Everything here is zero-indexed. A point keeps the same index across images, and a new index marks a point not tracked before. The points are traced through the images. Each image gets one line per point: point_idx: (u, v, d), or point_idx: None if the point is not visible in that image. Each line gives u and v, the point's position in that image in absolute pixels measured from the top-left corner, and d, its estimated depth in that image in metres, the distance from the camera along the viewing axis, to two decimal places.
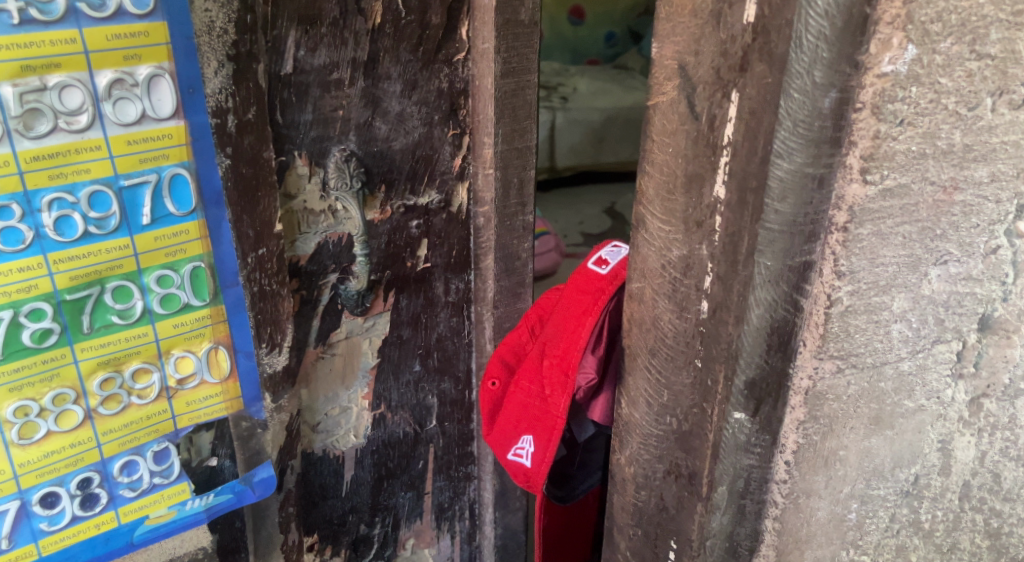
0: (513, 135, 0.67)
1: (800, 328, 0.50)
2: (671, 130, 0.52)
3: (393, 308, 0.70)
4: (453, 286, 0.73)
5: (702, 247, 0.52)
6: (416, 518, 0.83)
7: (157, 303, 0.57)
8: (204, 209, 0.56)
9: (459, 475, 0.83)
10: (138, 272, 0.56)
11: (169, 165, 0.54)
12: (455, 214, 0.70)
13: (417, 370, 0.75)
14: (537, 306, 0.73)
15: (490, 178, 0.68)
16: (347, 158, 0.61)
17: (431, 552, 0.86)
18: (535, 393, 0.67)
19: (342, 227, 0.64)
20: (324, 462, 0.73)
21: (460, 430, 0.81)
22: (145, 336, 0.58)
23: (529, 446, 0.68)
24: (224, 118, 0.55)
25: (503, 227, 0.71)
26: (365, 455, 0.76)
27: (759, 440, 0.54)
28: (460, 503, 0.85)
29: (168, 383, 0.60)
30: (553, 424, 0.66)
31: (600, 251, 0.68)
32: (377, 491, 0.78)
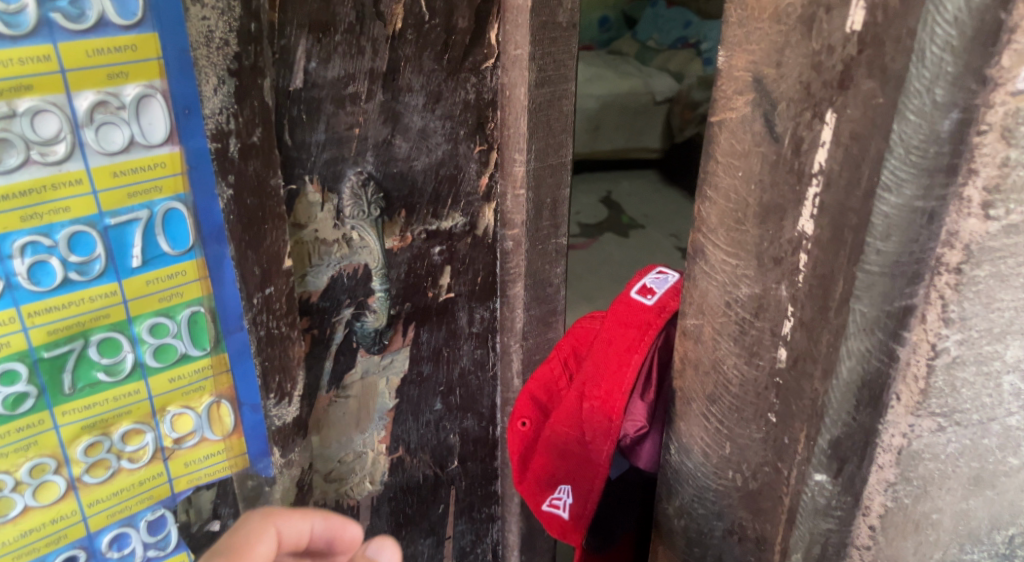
0: (547, 151, 0.61)
1: (893, 379, 0.43)
2: (743, 152, 0.45)
3: (413, 343, 0.64)
4: (478, 315, 0.66)
5: (780, 287, 0.45)
6: None
7: (150, 356, 0.51)
8: (203, 246, 0.50)
9: (482, 515, 0.78)
10: (128, 321, 0.49)
11: (162, 199, 0.48)
12: (481, 237, 0.63)
13: (438, 408, 0.69)
14: (571, 335, 0.67)
15: (521, 200, 0.62)
16: (364, 182, 0.55)
17: None
18: (574, 439, 0.61)
19: (358, 258, 0.58)
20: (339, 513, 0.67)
21: (483, 469, 0.75)
22: (137, 392, 0.51)
23: (568, 496, 0.63)
24: (225, 142, 0.48)
25: (535, 251, 0.65)
26: (382, 503, 0.70)
27: (840, 503, 0.47)
28: (482, 545, 0.80)
29: (163, 443, 0.54)
30: (595, 473, 0.60)
31: (643, 279, 0.62)
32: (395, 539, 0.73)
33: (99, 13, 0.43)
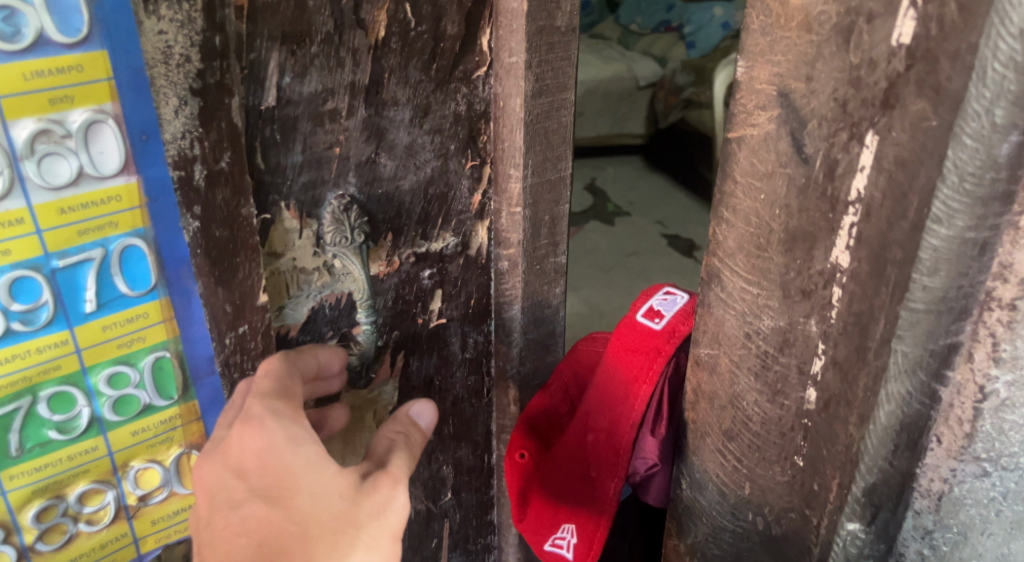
0: (545, 165, 0.56)
1: (934, 422, 0.39)
2: (767, 173, 0.41)
3: (402, 372, 0.60)
4: (471, 339, 0.63)
5: (809, 323, 0.41)
6: None
7: (109, 408, 0.49)
8: (167, 286, 0.48)
9: (478, 547, 0.74)
10: (83, 371, 0.48)
11: (118, 235, 0.45)
12: (474, 257, 0.59)
13: (431, 440, 0.65)
14: (570, 359, 0.64)
15: (518, 219, 0.57)
16: (346, 206, 0.51)
17: None
18: (579, 474, 0.59)
19: (340, 286, 0.53)
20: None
21: (479, 499, 0.71)
22: (95, 449, 0.50)
23: (572, 534, 0.60)
24: (189, 169, 0.44)
25: (532, 272, 0.60)
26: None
27: (873, 551, 0.43)
28: None
29: (126, 501, 0.53)
30: (601, 511, 0.58)
31: (649, 300, 0.58)
32: None
33: (38, 30, 0.40)
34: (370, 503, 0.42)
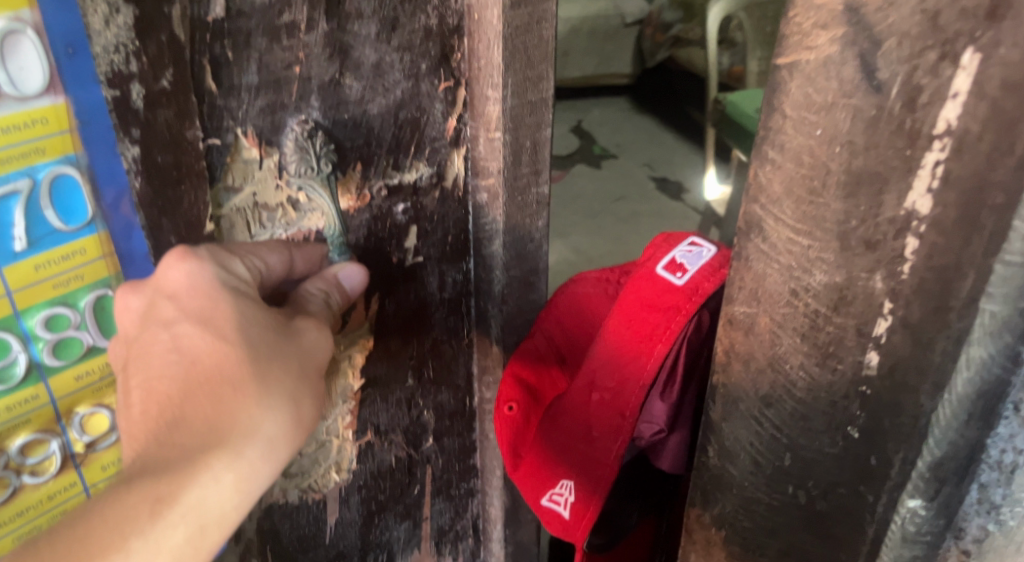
0: (527, 86, 0.50)
1: (1013, 387, 0.36)
2: (826, 105, 0.35)
3: (378, 316, 0.56)
4: (450, 279, 0.59)
5: (873, 278, 0.36)
6: (413, 549, 0.70)
7: (49, 354, 0.45)
8: (105, 218, 0.44)
9: (461, 491, 0.70)
10: (16, 317, 0.43)
11: (46, 163, 0.41)
12: (450, 190, 0.55)
13: (411, 385, 0.61)
14: (557, 306, 0.60)
15: (497, 145, 0.51)
16: (310, 132, 0.48)
17: None
18: (579, 433, 0.54)
19: (306, 224, 0.51)
20: (299, 509, 0.61)
21: (461, 445, 0.67)
22: (37, 397, 0.45)
23: (570, 491, 0.56)
24: (126, 88, 0.41)
25: (514, 205, 0.54)
26: (353, 494, 0.63)
27: (933, 528, 0.40)
28: (461, 523, 0.72)
29: (73, 450, 0.47)
30: (602, 474, 0.54)
31: (672, 251, 0.53)
32: (368, 529, 0.65)
33: None
34: (297, 340, 0.44)
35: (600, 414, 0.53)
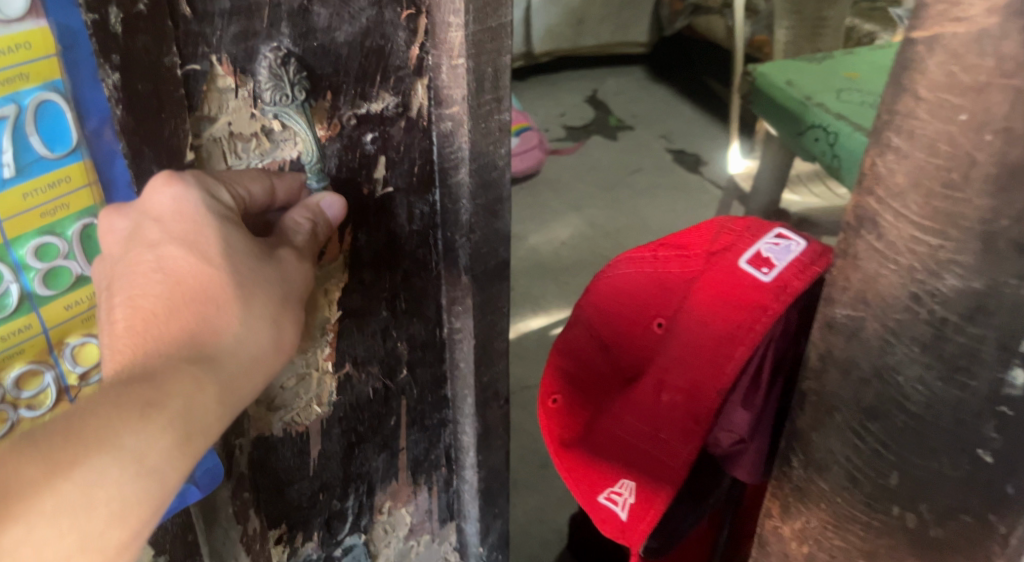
0: (486, 10, 0.65)
1: None
2: (976, 86, 0.41)
3: (352, 245, 0.71)
4: (417, 209, 0.74)
5: (1006, 239, 0.42)
6: (392, 479, 0.89)
7: (40, 283, 0.56)
8: (86, 145, 0.55)
9: (433, 423, 0.89)
10: (9, 245, 0.54)
11: (30, 88, 0.51)
12: (415, 118, 0.69)
13: (385, 316, 0.77)
14: (609, 285, 0.82)
15: (460, 70, 0.66)
16: (284, 61, 0.59)
17: (409, 508, 0.94)
18: (647, 433, 0.72)
19: (279, 155, 0.64)
20: (288, 438, 0.78)
21: (432, 375, 0.85)
22: (30, 327, 0.57)
23: (629, 491, 0.73)
24: (104, 12, 0.51)
25: (478, 128, 0.70)
26: (335, 421, 0.80)
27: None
28: (435, 452, 0.92)
29: (67, 382, 0.60)
30: (672, 472, 0.71)
31: (757, 250, 0.71)
32: (348, 462, 0.84)
33: None
34: (279, 264, 0.56)
35: (672, 416, 0.71)
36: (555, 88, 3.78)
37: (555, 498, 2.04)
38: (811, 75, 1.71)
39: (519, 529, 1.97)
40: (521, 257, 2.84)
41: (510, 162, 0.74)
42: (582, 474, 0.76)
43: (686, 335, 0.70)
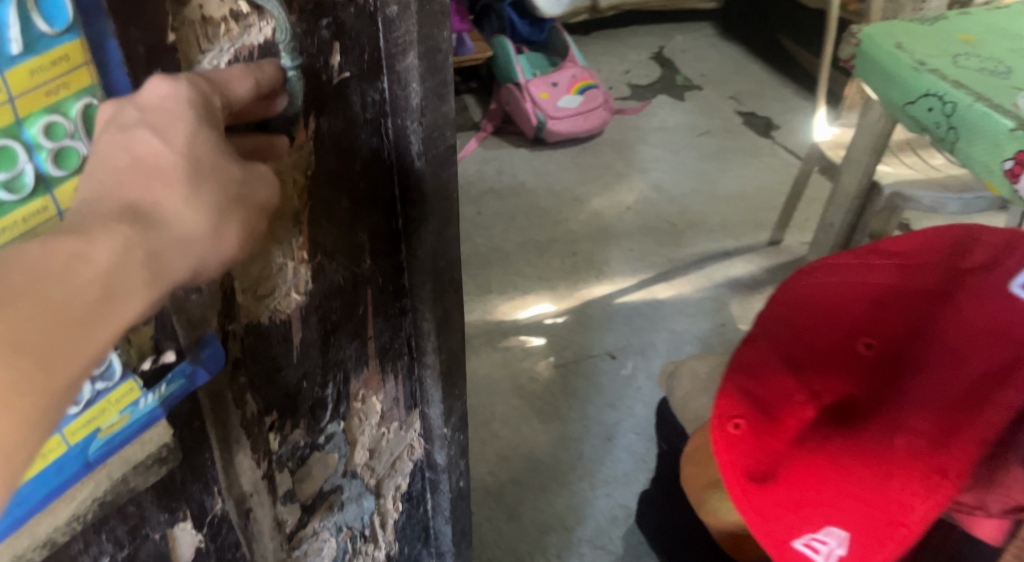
0: None
1: None
2: None
3: (315, 131, 0.78)
4: (369, 97, 0.81)
5: None
6: (363, 366, 1.01)
7: (51, 164, 0.58)
8: (82, 24, 0.57)
9: (394, 312, 1.00)
10: (19, 125, 0.56)
11: None
12: (362, 6, 0.75)
13: (346, 205, 0.86)
14: (832, 309, 1.02)
15: None
16: None
17: (378, 394, 1.06)
18: (876, 477, 0.88)
19: (247, 40, 0.68)
20: (273, 328, 0.85)
21: (390, 263, 0.96)
22: (47, 209, 0.59)
23: (836, 541, 0.90)
24: None
25: (424, 14, 0.78)
26: (310, 312, 0.89)
27: None
28: (398, 340, 1.03)
29: None
30: (898, 517, 0.87)
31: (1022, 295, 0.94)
32: (325, 348, 0.93)
33: None
34: (245, 168, 0.63)
35: (909, 454, 0.87)
36: (621, 43, 3.75)
37: (622, 470, 2.01)
38: (921, 37, 1.58)
39: (588, 501, 1.94)
40: (584, 221, 2.78)
41: (450, 48, 0.82)
42: (800, 507, 0.92)
43: (939, 384, 0.90)
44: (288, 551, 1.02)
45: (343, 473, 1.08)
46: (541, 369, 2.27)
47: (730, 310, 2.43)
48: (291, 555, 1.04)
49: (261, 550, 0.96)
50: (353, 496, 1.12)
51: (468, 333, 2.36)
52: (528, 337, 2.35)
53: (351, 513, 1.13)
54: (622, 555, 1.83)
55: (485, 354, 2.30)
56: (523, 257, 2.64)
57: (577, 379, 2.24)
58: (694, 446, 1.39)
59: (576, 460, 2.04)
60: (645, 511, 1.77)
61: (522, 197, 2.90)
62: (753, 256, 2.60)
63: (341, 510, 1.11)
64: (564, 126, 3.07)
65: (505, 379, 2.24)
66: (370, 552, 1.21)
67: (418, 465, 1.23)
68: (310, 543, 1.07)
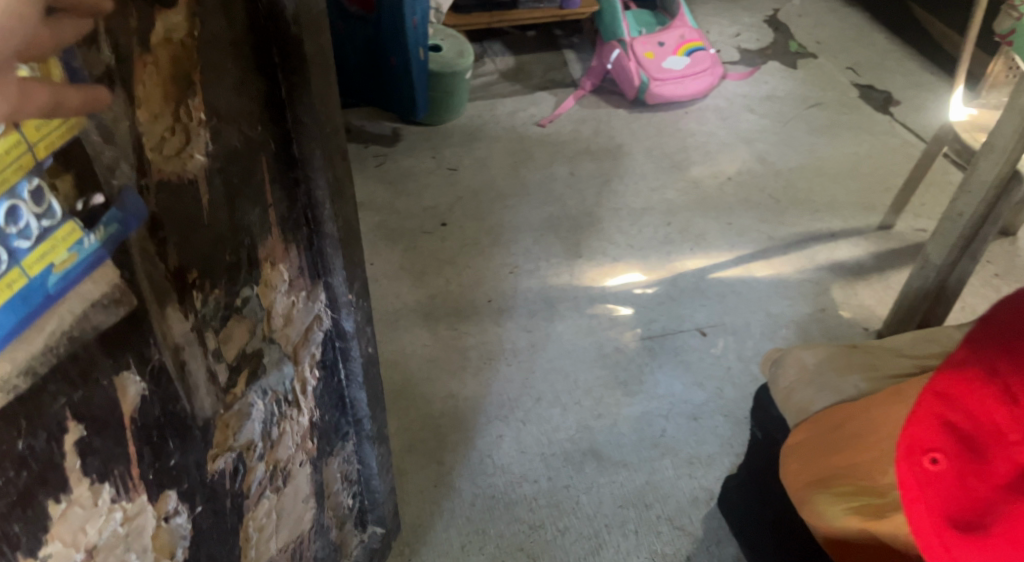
0: None
1: None
2: None
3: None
4: None
5: None
6: (268, 233, 0.96)
7: None
8: None
9: (289, 182, 0.98)
10: None
11: None
12: None
13: (233, 69, 0.84)
14: None
15: None
16: None
17: (285, 264, 1.02)
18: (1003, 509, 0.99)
19: None
20: (184, 189, 0.82)
21: (279, 131, 0.93)
22: None
23: None
24: None
25: None
26: (213, 173, 0.85)
27: None
28: (296, 210, 1.01)
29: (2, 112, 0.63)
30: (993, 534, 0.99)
31: None
32: (232, 211, 0.90)
33: None
34: None
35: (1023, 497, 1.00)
36: (735, 5, 3.59)
37: (706, 451, 1.94)
38: None
39: (668, 479, 1.88)
40: (681, 189, 2.68)
41: None
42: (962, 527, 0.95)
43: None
44: (223, 409, 0.97)
45: (263, 337, 1.02)
46: (627, 340, 2.20)
47: (832, 295, 2.31)
48: (226, 414, 0.98)
49: (199, 405, 0.92)
50: (273, 361, 1.05)
51: (555, 296, 2.31)
52: (615, 307, 2.28)
53: (274, 378, 1.06)
54: (700, 537, 1.78)
55: (570, 319, 2.25)
56: (615, 222, 2.56)
57: (664, 354, 2.16)
58: (795, 439, 1.33)
59: (658, 437, 1.97)
60: (729, 498, 1.71)
61: (618, 160, 2.81)
62: (861, 240, 2.48)
63: (264, 376, 1.05)
64: (666, 89, 2.98)
65: (589, 347, 2.17)
66: (294, 421, 1.14)
67: (327, 336, 1.16)
68: (240, 405, 1.01)
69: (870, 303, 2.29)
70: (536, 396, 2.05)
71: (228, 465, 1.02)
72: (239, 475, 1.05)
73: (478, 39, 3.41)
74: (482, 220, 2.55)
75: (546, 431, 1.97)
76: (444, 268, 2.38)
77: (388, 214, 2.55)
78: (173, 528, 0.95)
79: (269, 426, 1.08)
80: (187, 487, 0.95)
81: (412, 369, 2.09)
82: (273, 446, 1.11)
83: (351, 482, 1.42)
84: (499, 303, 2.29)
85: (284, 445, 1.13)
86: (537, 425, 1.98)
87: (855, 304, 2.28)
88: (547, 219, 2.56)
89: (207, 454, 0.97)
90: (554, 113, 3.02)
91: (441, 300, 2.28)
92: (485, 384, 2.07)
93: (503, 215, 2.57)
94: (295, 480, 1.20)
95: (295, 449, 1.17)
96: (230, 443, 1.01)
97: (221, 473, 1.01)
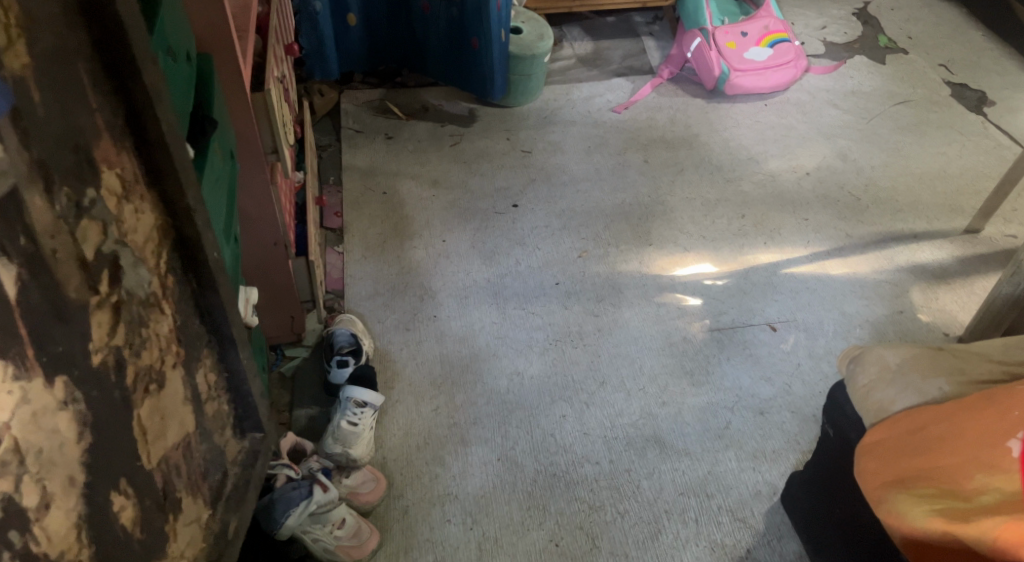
0: None
1: None
2: None
3: None
4: None
5: None
6: (99, 137, 0.95)
7: None
8: None
9: (108, 89, 0.97)
10: None
11: None
12: None
13: None
14: None
15: None
16: None
17: (121, 168, 1.00)
18: None
19: None
20: (14, 84, 0.83)
21: (89, 37, 0.94)
22: None
23: None
24: None
25: None
26: (39, 73, 0.87)
27: None
28: (121, 118, 1.00)
29: None
30: None
31: None
32: (65, 111, 0.90)
33: None
34: None
35: None
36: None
37: (771, 446, 1.92)
38: None
39: (731, 472, 1.86)
40: (758, 182, 2.64)
41: None
42: None
43: None
44: (98, 305, 0.95)
45: (116, 239, 0.98)
46: (695, 330, 2.18)
47: (911, 298, 2.25)
48: (102, 311, 0.95)
49: (70, 291, 0.90)
50: (129, 263, 1.00)
51: (623, 282, 2.30)
52: (683, 297, 2.26)
53: (133, 281, 1.02)
54: (762, 531, 1.76)
55: (638, 306, 2.24)
56: (688, 212, 2.53)
57: (732, 346, 2.14)
58: (874, 438, 1.32)
59: (722, 429, 1.95)
60: (794, 494, 1.69)
61: (694, 149, 2.78)
62: (944, 243, 2.41)
63: (127, 279, 1.00)
64: (746, 81, 2.95)
65: (657, 335, 2.16)
66: (160, 324, 1.08)
67: (172, 244, 1.12)
68: (111, 311, 0.97)
69: (953, 308, 2.22)
70: (601, 380, 2.04)
71: (108, 359, 0.96)
72: (123, 369, 0.99)
73: (557, 22, 3.40)
74: (554, 203, 2.55)
75: (609, 415, 1.97)
76: (513, 248, 2.39)
77: (461, 192, 2.57)
78: (75, 414, 0.90)
79: (138, 328, 1.03)
80: (79, 375, 0.91)
81: (478, 346, 2.11)
82: (146, 347, 1.05)
83: (222, 390, 1.28)
84: (567, 285, 2.29)
85: (155, 348, 1.07)
86: (602, 409, 1.98)
87: (936, 308, 2.22)
88: (619, 206, 2.55)
89: (90, 344, 0.93)
90: (630, 100, 2.99)
91: (509, 280, 2.30)
92: (551, 362, 2.08)
93: (575, 199, 2.57)
94: (172, 381, 1.11)
95: (164, 351, 1.09)
96: (108, 340, 0.96)
97: (104, 366, 0.95)
